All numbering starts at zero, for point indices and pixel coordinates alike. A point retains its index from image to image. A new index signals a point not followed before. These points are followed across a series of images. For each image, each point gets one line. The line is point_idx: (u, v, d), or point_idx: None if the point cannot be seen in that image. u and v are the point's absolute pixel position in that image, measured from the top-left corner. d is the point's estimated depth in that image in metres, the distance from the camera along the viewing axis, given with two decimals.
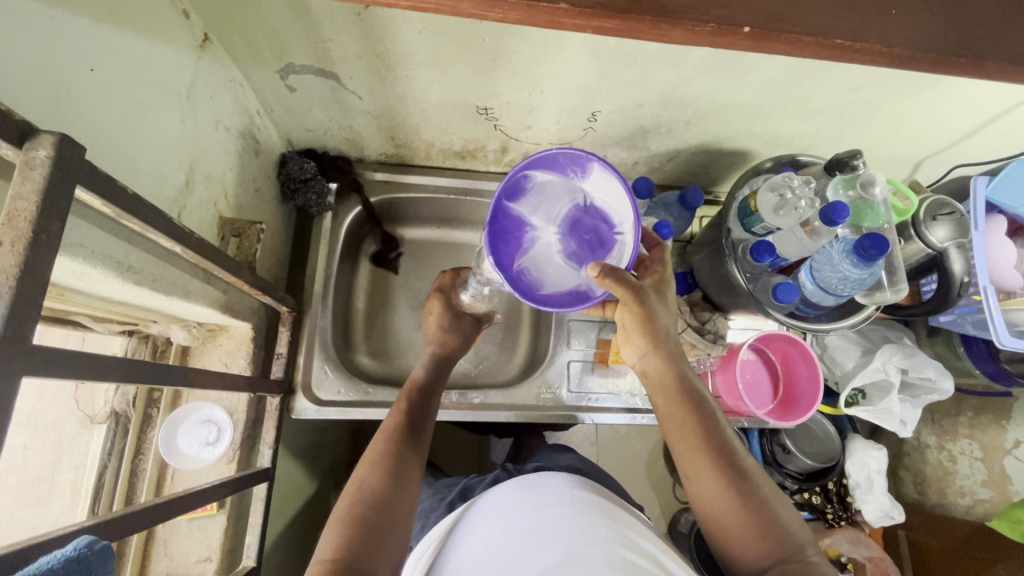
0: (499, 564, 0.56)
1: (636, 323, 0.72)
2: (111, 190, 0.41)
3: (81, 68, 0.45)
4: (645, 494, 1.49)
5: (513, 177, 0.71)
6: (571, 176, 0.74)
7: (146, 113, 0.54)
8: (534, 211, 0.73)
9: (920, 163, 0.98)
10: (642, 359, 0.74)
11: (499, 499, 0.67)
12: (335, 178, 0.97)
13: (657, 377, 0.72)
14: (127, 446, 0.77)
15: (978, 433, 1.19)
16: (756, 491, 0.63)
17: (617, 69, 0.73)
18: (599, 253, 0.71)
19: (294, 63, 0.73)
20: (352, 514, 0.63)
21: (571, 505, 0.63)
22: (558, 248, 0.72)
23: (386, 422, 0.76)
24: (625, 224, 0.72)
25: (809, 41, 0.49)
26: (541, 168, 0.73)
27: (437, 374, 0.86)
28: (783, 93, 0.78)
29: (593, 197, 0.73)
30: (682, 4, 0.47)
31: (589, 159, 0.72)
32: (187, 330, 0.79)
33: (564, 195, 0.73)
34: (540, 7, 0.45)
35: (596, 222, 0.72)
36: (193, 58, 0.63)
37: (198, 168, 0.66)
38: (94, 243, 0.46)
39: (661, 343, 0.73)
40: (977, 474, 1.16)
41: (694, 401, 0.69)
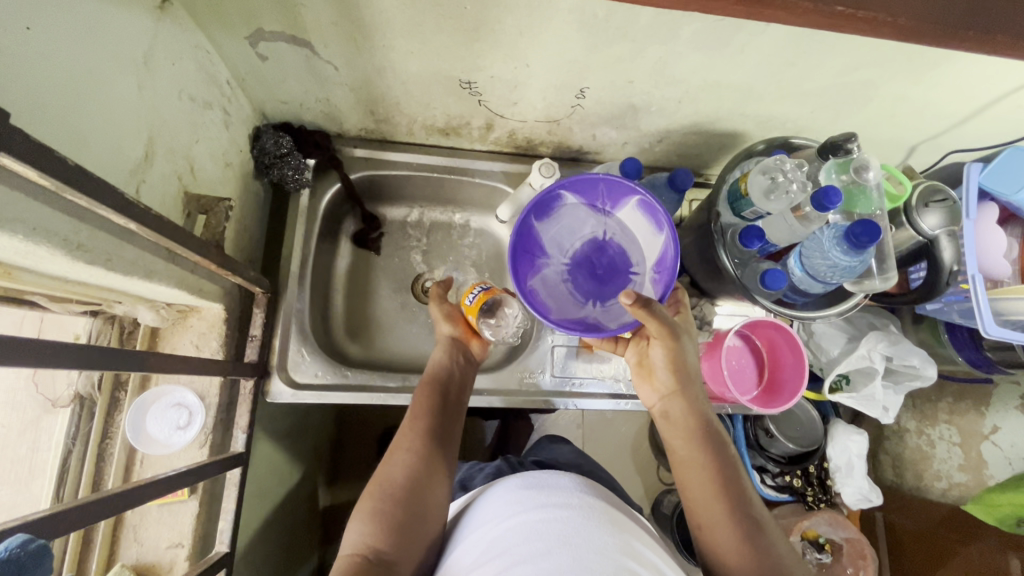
0: (504, 565, 0.54)
1: (665, 359, 0.72)
2: (46, 159, 0.38)
3: (16, 26, 0.41)
4: (629, 478, 1.50)
5: (546, 196, 0.79)
6: (598, 208, 0.83)
7: (98, 78, 0.50)
8: (552, 236, 0.83)
9: (914, 149, 0.96)
10: (664, 399, 0.74)
11: (503, 501, 0.65)
12: (311, 154, 0.93)
13: (679, 418, 0.71)
14: (93, 430, 0.74)
15: (956, 418, 1.19)
16: (770, 544, 0.63)
17: (607, 43, 0.70)
18: (605, 284, 0.82)
19: (264, 29, 0.68)
20: (378, 511, 0.65)
21: (577, 509, 0.61)
22: (567, 273, 0.83)
23: (410, 418, 0.75)
24: (636, 262, 0.83)
25: (805, 8, 0.46)
26: (573, 193, 0.81)
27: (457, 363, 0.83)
28: (776, 72, 0.75)
29: (610, 231, 0.83)
30: None
31: (621, 197, 0.81)
32: (155, 311, 0.75)
33: (584, 225, 0.84)
34: None
35: (607, 254, 0.83)
36: (152, 21, 0.59)
37: (159, 140, 0.62)
38: (35, 218, 0.43)
39: (687, 383, 0.72)
40: (953, 459, 1.17)
41: (716, 446, 0.69)
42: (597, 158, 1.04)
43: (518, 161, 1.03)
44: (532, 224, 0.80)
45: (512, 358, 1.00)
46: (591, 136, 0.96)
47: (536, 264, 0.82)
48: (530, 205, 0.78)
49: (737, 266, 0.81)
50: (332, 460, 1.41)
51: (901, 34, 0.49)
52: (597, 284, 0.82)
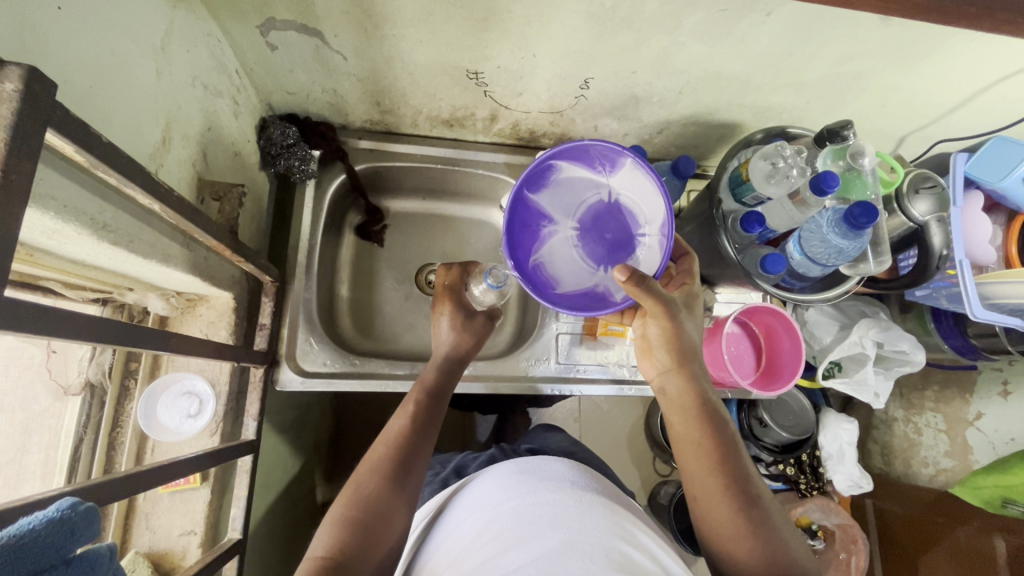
0: (497, 543, 0.56)
1: (661, 335, 0.75)
2: (83, 135, 0.38)
3: (48, 5, 0.41)
4: (627, 468, 1.52)
5: (537, 165, 0.79)
6: (600, 170, 0.82)
7: (120, 61, 0.51)
8: (555, 204, 0.82)
9: (903, 139, 1.00)
10: (662, 375, 0.76)
11: (499, 481, 0.67)
12: (317, 145, 0.94)
13: (676, 397, 0.74)
14: (104, 418, 0.75)
15: (943, 406, 1.23)
16: (768, 518, 0.65)
17: (613, 32, 0.72)
18: (615, 249, 0.81)
19: (276, 19, 0.69)
20: (348, 516, 0.64)
21: (571, 494, 0.63)
22: (575, 240, 0.82)
23: (388, 431, 0.74)
24: (645, 223, 0.81)
25: None
26: (568, 159, 0.80)
27: (449, 376, 0.83)
28: (775, 63, 0.78)
29: (614, 193, 0.82)
30: None
31: (619, 157, 0.79)
32: (165, 299, 0.76)
33: (588, 189, 0.82)
34: None
35: (612, 218, 0.82)
36: (169, 7, 0.59)
37: (175, 126, 0.63)
38: (65, 196, 0.44)
39: (684, 359, 0.74)
40: (940, 445, 1.21)
41: (714, 425, 0.71)
42: None
43: (521, 152, 1.04)
44: (529, 196, 0.81)
45: (517, 347, 1.02)
46: (593, 127, 0.98)
47: (538, 235, 0.82)
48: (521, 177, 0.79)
49: (738, 251, 0.83)
50: (332, 454, 1.42)
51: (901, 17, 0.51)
52: (603, 250, 0.82)
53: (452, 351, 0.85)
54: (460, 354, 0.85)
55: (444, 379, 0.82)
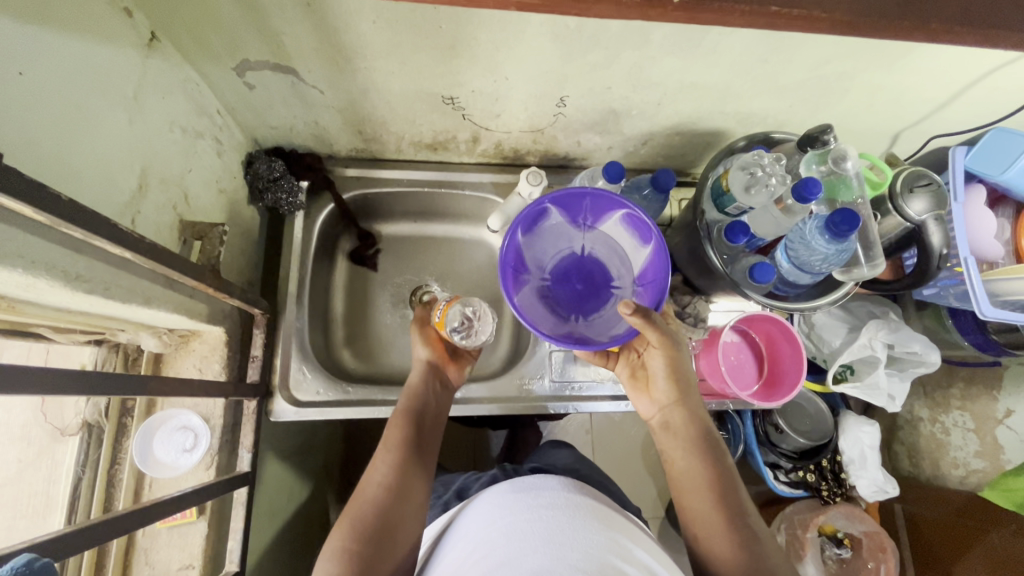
0: (487, 565, 0.55)
1: (665, 368, 0.73)
2: (40, 195, 0.40)
3: (9, 72, 0.44)
4: (640, 481, 1.49)
5: (531, 209, 0.79)
6: (579, 224, 0.83)
7: (88, 115, 0.53)
8: (537, 250, 0.82)
9: (897, 136, 0.97)
10: (664, 410, 0.73)
11: (491, 501, 0.66)
12: (304, 176, 0.96)
13: (680, 429, 0.71)
14: (102, 456, 0.76)
15: (969, 404, 1.18)
16: (766, 559, 0.62)
17: (582, 52, 0.72)
18: (590, 299, 0.80)
19: (249, 59, 0.71)
20: (349, 549, 0.63)
21: (564, 509, 0.62)
22: (554, 285, 0.81)
23: (379, 460, 0.72)
24: (618, 277, 0.82)
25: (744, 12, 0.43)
26: (556, 209, 0.82)
27: (430, 391, 0.82)
28: (750, 70, 0.76)
29: (591, 246, 0.83)
30: None
31: (605, 213, 0.82)
32: (157, 336, 0.77)
33: (564, 241, 0.83)
34: None
35: (590, 269, 0.82)
36: (139, 58, 0.62)
37: (152, 171, 0.65)
38: (34, 253, 0.45)
39: (684, 392, 0.72)
40: (969, 445, 1.16)
41: (714, 457, 0.69)
42: (584, 164, 1.05)
43: (507, 172, 1.05)
44: (516, 240, 0.79)
45: (510, 367, 1.01)
46: (576, 142, 0.98)
47: (519, 279, 0.80)
48: (517, 218, 0.77)
49: (726, 262, 0.81)
50: (343, 477, 1.42)
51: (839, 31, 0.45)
52: (580, 300, 0.80)
53: (433, 362, 0.85)
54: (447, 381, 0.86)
55: (428, 398, 0.81)
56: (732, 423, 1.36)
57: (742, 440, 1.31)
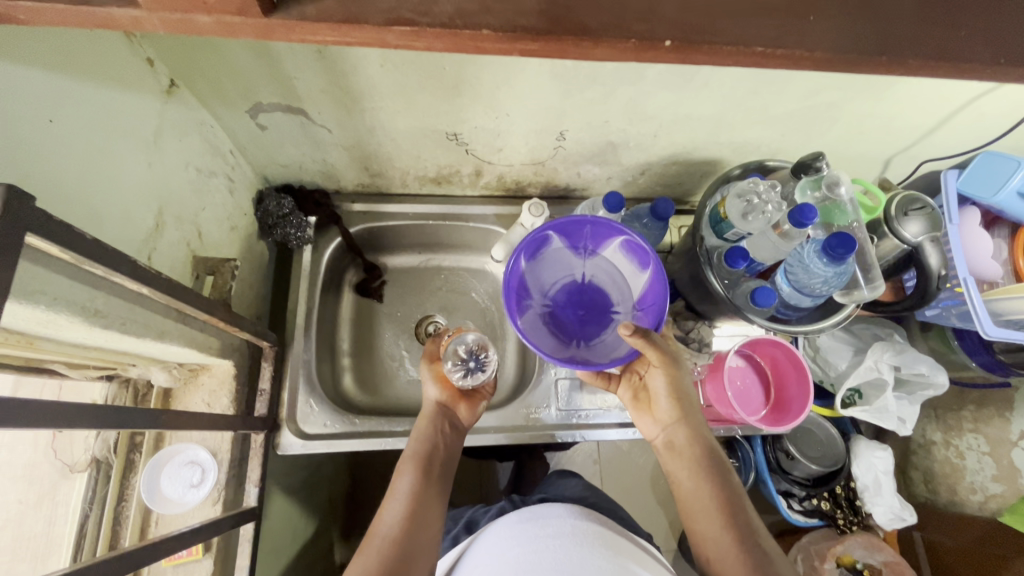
0: None
1: (666, 386, 0.73)
2: (65, 235, 0.41)
3: (40, 119, 0.47)
4: (651, 512, 1.46)
5: (533, 235, 0.80)
6: (580, 251, 0.85)
7: (110, 157, 0.56)
8: (538, 277, 0.83)
9: (889, 162, 1.00)
10: (667, 428, 0.74)
11: (498, 531, 0.66)
12: (313, 211, 0.98)
13: (685, 448, 0.71)
14: (109, 493, 0.76)
15: (982, 426, 1.17)
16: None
17: (580, 89, 0.75)
18: (591, 324, 0.81)
19: (263, 102, 0.74)
20: None
21: (572, 537, 0.62)
22: (554, 311, 0.82)
23: (390, 504, 0.72)
24: (618, 302, 0.83)
25: (734, 53, 0.42)
26: (556, 236, 0.83)
27: (440, 433, 0.81)
28: (742, 102, 0.79)
29: (591, 273, 0.85)
30: (603, 22, 0.41)
31: (604, 240, 0.83)
32: (168, 371, 0.78)
33: (565, 268, 0.85)
34: (462, 36, 0.40)
35: (590, 294, 0.83)
36: (159, 103, 0.65)
37: (168, 210, 0.67)
38: (56, 290, 0.47)
39: (687, 410, 0.73)
40: (986, 469, 1.14)
41: (720, 476, 0.68)
42: (584, 194, 1.08)
43: (509, 203, 1.07)
44: (518, 266, 0.81)
45: (516, 396, 1.01)
46: (576, 174, 1.01)
47: (521, 304, 0.81)
48: (521, 242, 0.78)
49: (727, 286, 0.83)
50: (349, 512, 1.40)
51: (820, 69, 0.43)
52: (580, 324, 0.81)
53: (444, 404, 0.85)
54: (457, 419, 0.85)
55: (438, 433, 0.81)
56: (742, 451, 1.34)
57: (753, 468, 1.30)
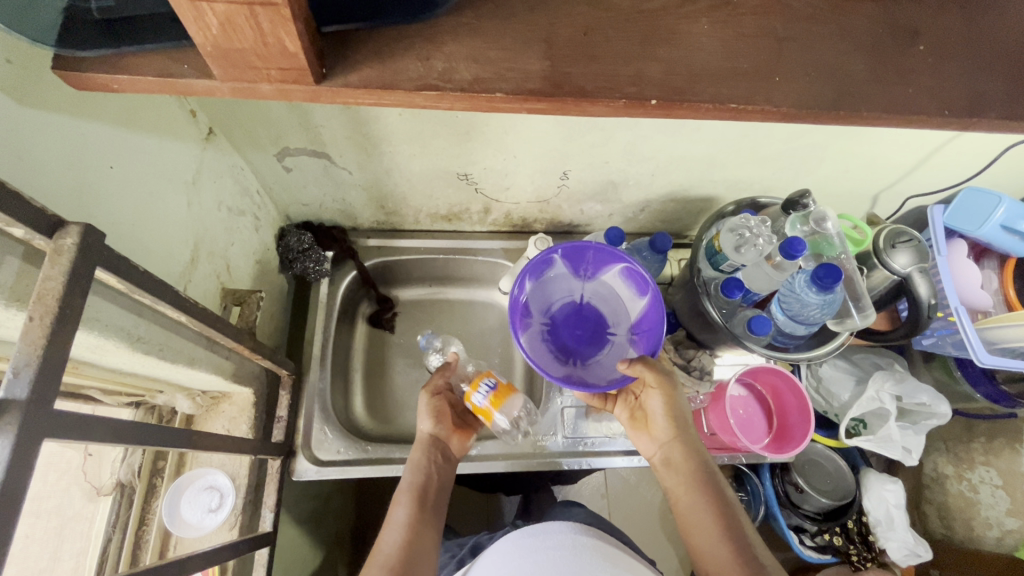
0: None
1: (663, 406, 0.76)
2: (124, 267, 0.46)
3: (103, 165, 0.53)
4: (658, 544, 1.45)
5: (537, 259, 0.84)
6: (581, 275, 0.88)
7: (156, 199, 0.62)
8: (540, 297, 0.87)
9: (877, 197, 1.05)
10: (664, 446, 0.76)
11: (499, 545, 0.68)
12: (330, 246, 1.04)
13: (682, 466, 0.74)
14: (131, 517, 0.79)
15: (993, 459, 1.19)
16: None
17: (580, 133, 0.81)
18: (589, 344, 0.83)
19: (290, 147, 0.81)
20: None
21: (570, 554, 0.64)
22: (552, 329, 0.85)
23: (389, 533, 0.75)
24: (615, 325, 0.86)
25: (712, 107, 0.48)
26: (559, 261, 0.87)
27: (432, 464, 0.83)
28: (732, 144, 0.85)
29: (591, 295, 0.88)
30: (598, 84, 0.47)
31: (604, 265, 0.87)
32: (191, 399, 0.82)
33: (567, 289, 0.88)
34: (478, 96, 0.46)
35: (588, 315, 0.86)
36: (199, 149, 0.72)
37: (203, 245, 0.73)
38: (107, 317, 0.52)
39: (683, 428, 0.76)
40: (1000, 504, 1.16)
41: (716, 493, 0.71)
42: (587, 229, 1.14)
43: (516, 238, 1.13)
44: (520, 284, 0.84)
45: (524, 424, 1.04)
46: (579, 210, 1.06)
47: (523, 321, 0.84)
48: (525, 263, 0.83)
49: (724, 316, 0.86)
50: (355, 544, 1.40)
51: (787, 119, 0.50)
52: (579, 343, 0.83)
53: (436, 437, 0.86)
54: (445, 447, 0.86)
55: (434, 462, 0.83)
56: (751, 483, 1.34)
57: (763, 502, 1.30)
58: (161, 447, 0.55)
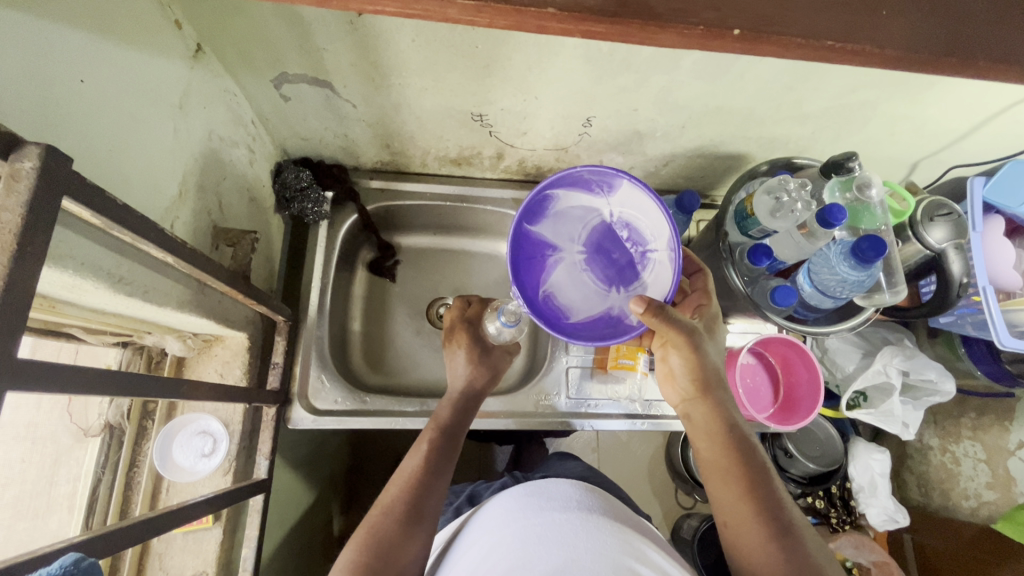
0: (499, 568, 0.55)
1: (684, 365, 0.72)
2: (98, 200, 0.40)
3: (72, 79, 0.46)
4: (647, 501, 1.48)
5: (533, 197, 0.75)
6: (596, 192, 0.77)
7: (137, 123, 0.55)
8: (556, 230, 0.79)
9: (916, 165, 0.98)
10: (687, 402, 0.74)
11: (503, 504, 0.66)
12: (330, 187, 0.97)
13: (704, 424, 0.71)
14: (121, 459, 0.77)
15: (981, 434, 1.16)
16: (802, 548, 0.61)
17: (611, 74, 0.73)
18: (626, 270, 0.77)
19: (288, 72, 0.73)
20: (358, 561, 0.63)
21: (577, 513, 0.62)
22: (581, 265, 0.79)
23: (400, 470, 0.72)
24: (652, 240, 0.76)
25: (799, 44, 0.44)
26: (564, 186, 0.77)
27: (466, 409, 0.81)
28: (776, 97, 0.77)
29: (615, 212, 0.78)
30: (671, 6, 0.43)
31: (617, 177, 0.75)
32: (182, 341, 0.78)
33: (587, 213, 0.78)
34: (527, 11, 0.41)
35: (618, 238, 0.78)
36: (186, 69, 0.64)
37: (192, 178, 0.67)
38: (83, 255, 0.46)
39: (709, 385, 0.71)
40: (980, 476, 1.14)
41: (743, 451, 0.68)
42: None
43: (528, 188, 1.06)
44: (529, 228, 0.77)
45: (527, 382, 1.01)
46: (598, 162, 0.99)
47: (546, 265, 0.78)
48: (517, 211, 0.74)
49: (746, 284, 0.82)
50: (349, 485, 1.41)
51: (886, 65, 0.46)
52: (613, 273, 0.78)
53: (469, 385, 0.82)
54: (475, 390, 0.82)
55: (457, 408, 0.80)
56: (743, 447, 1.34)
57: None
58: (143, 395, 0.51)
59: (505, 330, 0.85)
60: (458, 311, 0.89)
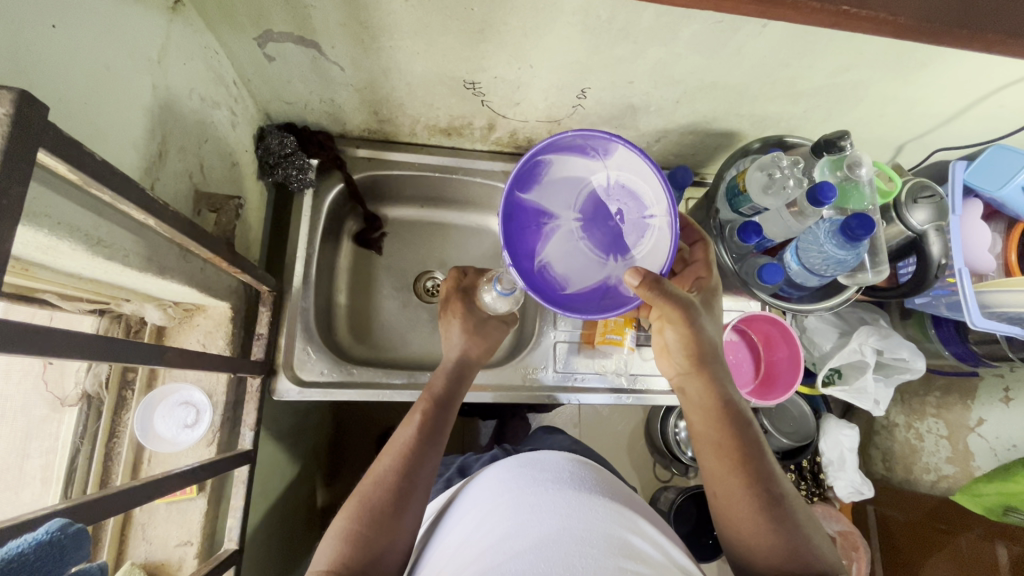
0: (494, 533, 0.56)
1: (679, 340, 0.73)
2: (74, 153, 0.38)
3: (43, 24, 0.43)
4: (627, 474, 1.51)
5: (524, 163, 0.74)
6: (592, 157, 0.76)
7: (114, 76, 0.52)
8: (552, 198, 0.78)
9: (902, 148, 1.00)
10: (681, 376, 0.75)
11: (497, 474, 0.67)
12: (315, 154, 0.94)
13: (697, 398, 0.73)
14: (100, 428, 0.75)
15: (944, 412, 1.20)
16: (789, 517, 0.63)
17: (608, 44, 0.71)
18: (625, 236, 0.76)
19: (273, 30, 0.69)
20: (351, 529, 0.63)
21: (569, 484, 0.63)
22: (578, 233, 0.78)
23: (395, 440, 0.72)
24: (650, 205, 0.76)
25: (814, 8, 0.47)
26: (557, 152, 0.76)
27: (461, 382, 0.81)
28: (771, 73, 0.77)
29: (610, 177, 0.77)
30: None
31: (611, 141, 0.74)
32: (162, 309, 0.75)
33: (583, 179, 0.77)
34: None
35: (614, 205, 0.77)
36: (165, 21, 0.60)
37: (172, 137, 0.64)
38: (60, 213, 0.44)
39: (703, 360, 0.73)
40: (941, 451, 1.19)
41: (737, 426, 0.69)
42: None
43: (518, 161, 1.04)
44: (523, 196, 0.76)
45: (513, 358, 1.01)
46: None
47: (541, 233, 0.78)
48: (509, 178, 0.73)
49: (735, 261, 0.85)
50: (332, 458, 1.41)
51: (899, 33, 0.49)
52: (611, 241, 0.77)
53: (464, 358, 0.82)
54: (470, 360, 0.82)
55: (452, 380, 0.80)
56: None
57: None
58: (124, 361, 0.50)
59: (501, 299, 0.84)
60: (454, 282, 0.88)
